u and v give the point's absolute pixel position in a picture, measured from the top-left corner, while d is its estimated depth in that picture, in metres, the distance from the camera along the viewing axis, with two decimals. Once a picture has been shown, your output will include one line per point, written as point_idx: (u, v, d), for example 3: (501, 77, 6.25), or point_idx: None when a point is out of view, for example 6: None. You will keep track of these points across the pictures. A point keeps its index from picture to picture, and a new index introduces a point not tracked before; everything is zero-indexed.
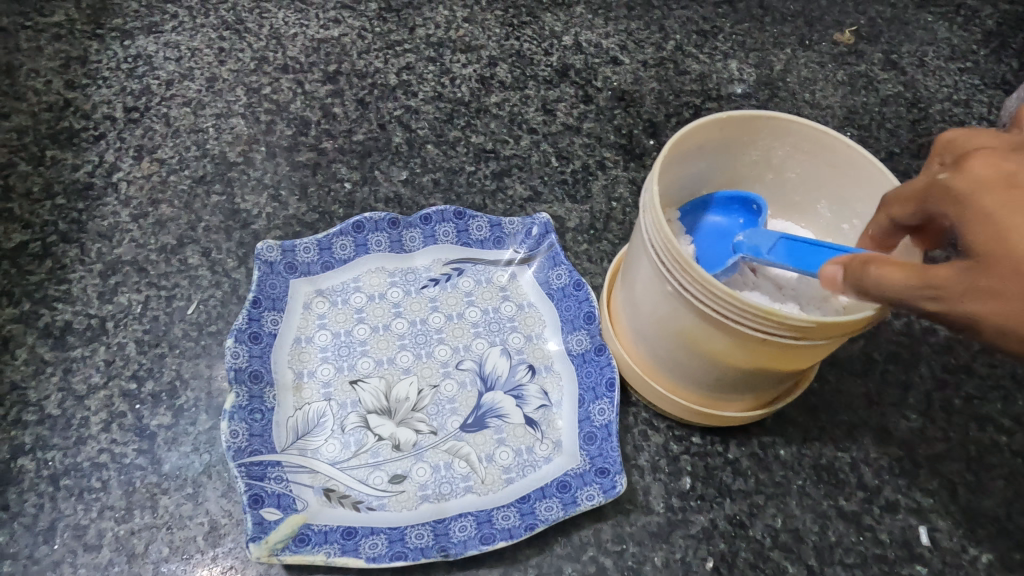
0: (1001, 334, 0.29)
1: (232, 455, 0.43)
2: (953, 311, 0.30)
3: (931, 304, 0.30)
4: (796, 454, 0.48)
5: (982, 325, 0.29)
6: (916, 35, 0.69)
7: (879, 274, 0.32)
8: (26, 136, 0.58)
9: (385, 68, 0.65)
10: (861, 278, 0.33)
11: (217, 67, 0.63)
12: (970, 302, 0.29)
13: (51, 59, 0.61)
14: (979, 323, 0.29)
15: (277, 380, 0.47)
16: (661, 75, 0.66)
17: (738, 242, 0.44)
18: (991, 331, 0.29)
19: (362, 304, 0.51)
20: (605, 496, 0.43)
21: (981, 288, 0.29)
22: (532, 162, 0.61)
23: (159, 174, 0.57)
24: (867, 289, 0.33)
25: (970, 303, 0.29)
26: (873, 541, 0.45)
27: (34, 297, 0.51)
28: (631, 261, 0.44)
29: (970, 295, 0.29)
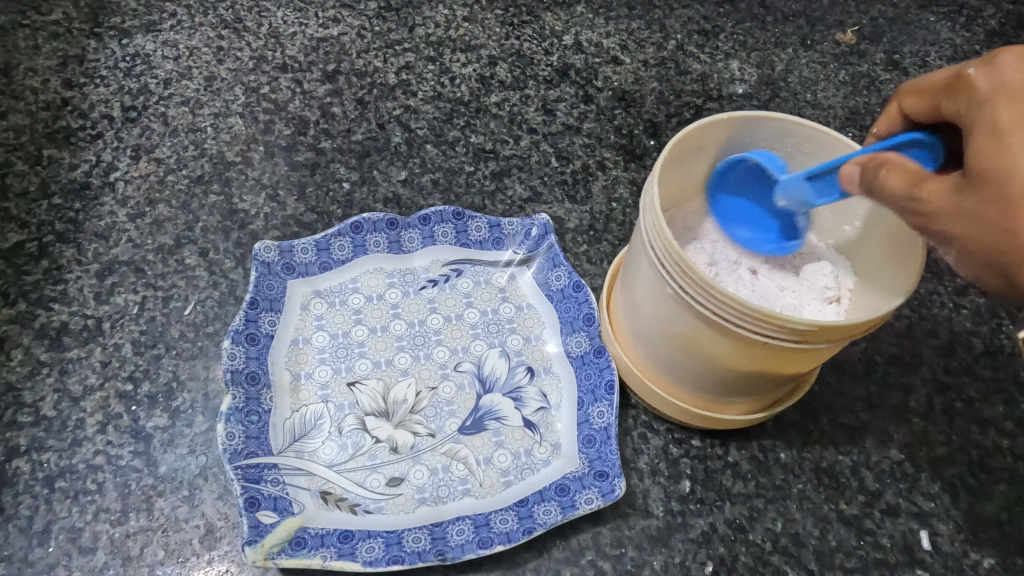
0: (971, 251, 0.31)
1: (228, 457, 0.42)
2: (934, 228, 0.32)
3: (916, 215, 0.32)
4: (796, 457, 0.47)
5: (956, 240, 0.31)
6: (918, 35, 0.69)
7: (886, 176, 0.33)
8: (23, 135, 0.57)
9: (384, 67, 0.64)
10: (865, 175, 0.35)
11: (215, 66, 0.63)
12: (951, 219, 0.31)
13: (49, 58, 0.61)
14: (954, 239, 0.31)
15: (274, 382, 0.47)
16: (662, 75, 0.66)
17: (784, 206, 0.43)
18: (963, 248, 0.31)
19: (360, 305, 0.51)
20: (604, 500, 0.43)
21: (961, 209, 0.30)
22: (532, 163, 0.60)
23: (157, 174, 0.57)
24: (870, 187, 0.34)
25: (952, 220, 0.31)
26: (873, 545, 0.45)
27: (30, 298, 0.50)
28: (631, 262, 0.44)
29: (951, 212, 0.31)
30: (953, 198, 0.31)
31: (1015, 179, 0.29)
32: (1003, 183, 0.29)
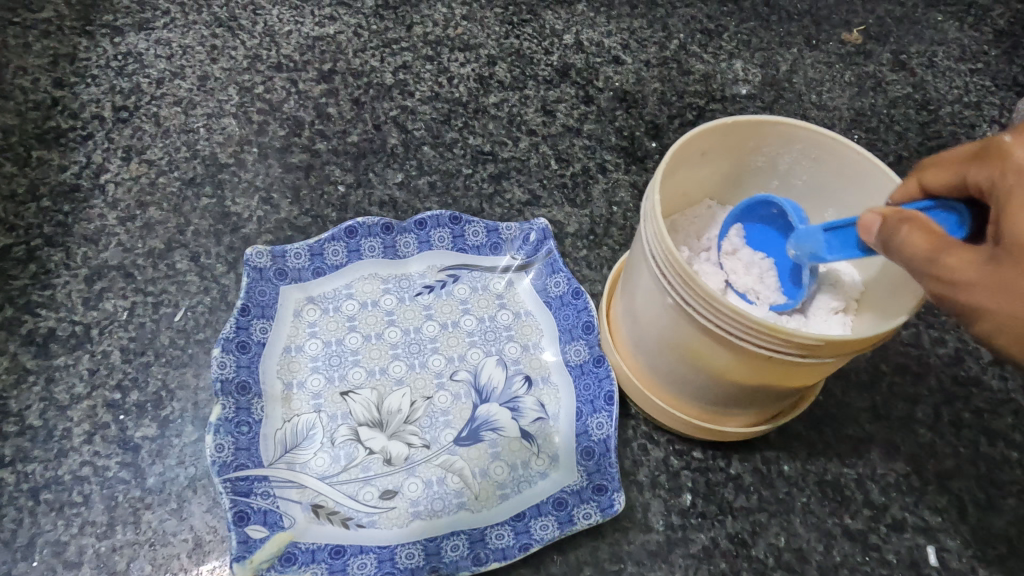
0: (1001, 329, 0.30)
1: (217, 470, 0.41)
2: (963, 300, 0.30)
3: (938, 285, 0.31)
4: (800, 470, 0.46)
5: (985, 320, 0.30)
6: (926, 34, 0.68)
7: (907, 238, 0.32)
8: (11, 136, 0.56)
9: (381, 67, 0.63)
10: (893, 223, 0.33)
11: (209, 65, 0.61)
12: (984, 292, 0.30)
13: (39, 57, 0.60)
14: (984, 313, 0.30)
15: (265, 391, 0.46)
16: (664, 75, 0.65)
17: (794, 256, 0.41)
18: (991, 325, 0.30)
19: (354, 311, 0.50)
20: (603, 515, 0.42)
21: (999, 279, 0.29)
22: (531, 165, 0.59)
23: (148, 176, 0.56)
24: (894, 247, 0.33)
25: (985, 296, 0.30)
26: (879, 561, 0.44)
27: (17, 303, 0.49)
28: (632, 272, 0.43)
29: (984, 285, 0.30)
30: (985, 268, 0.30)
31: None
32: None
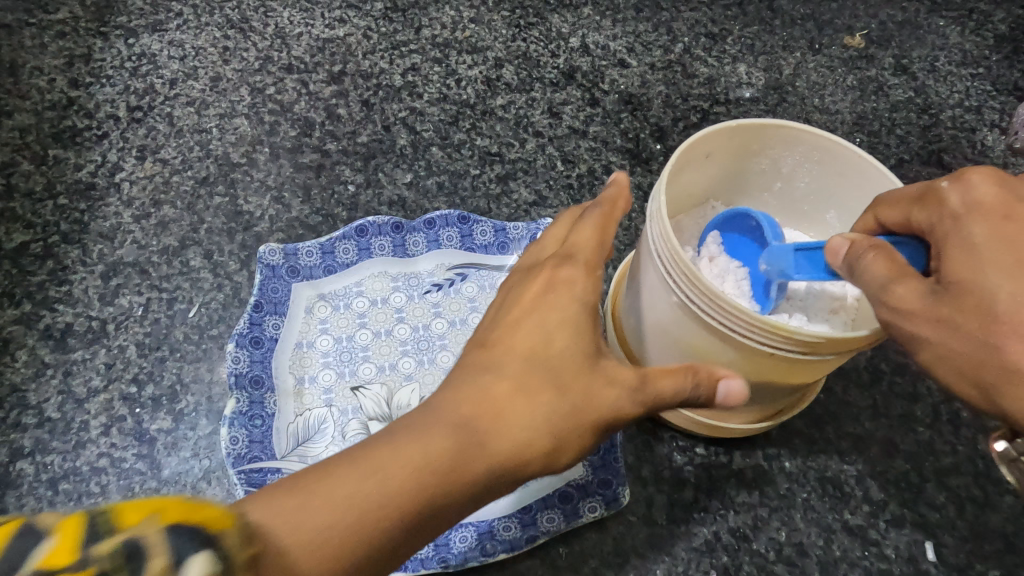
0: (938, 358, 0.32)
1: (232, 462, 0.43)
2: (910, 329, 0.32)
3: (890, 314, 0.33)
4: (801, 466, 0.47)
5: (925, 349, 0.32)
6: (927, 39, 0.68)
7: (870, 265, 0.33)
8: (28, 135, 0.57)
9: (391, 69, 0.64)
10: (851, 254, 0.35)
11: (221, 67, 0.62)
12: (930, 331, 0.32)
13: (55, 57, 0.61)
14: (924, 343, 0.32)
15: (277, 385, 0.47)
16: (669, 78, 0.66)
17: (765, 270, 0.42)
18: (932, 355, 0.32)
19: (365, 308, 0.51)
20: (608, 508, 0.43)
21: (943, 317, 0.32)
22: (538, 166, 0.60)
23: (162, 175, 0.57)
24: (855, 272, 0.34)
25: (929, 328, 0.32)
26: (877, 556, 0.45)
27: (35, 299, 0.50)
28: (637, 276, 0.44)
29: (931, 318, 0.32)
30: (931, 308, 0.32)
31: (998, 298, 0.31)
32: (984, 300, 0.31)
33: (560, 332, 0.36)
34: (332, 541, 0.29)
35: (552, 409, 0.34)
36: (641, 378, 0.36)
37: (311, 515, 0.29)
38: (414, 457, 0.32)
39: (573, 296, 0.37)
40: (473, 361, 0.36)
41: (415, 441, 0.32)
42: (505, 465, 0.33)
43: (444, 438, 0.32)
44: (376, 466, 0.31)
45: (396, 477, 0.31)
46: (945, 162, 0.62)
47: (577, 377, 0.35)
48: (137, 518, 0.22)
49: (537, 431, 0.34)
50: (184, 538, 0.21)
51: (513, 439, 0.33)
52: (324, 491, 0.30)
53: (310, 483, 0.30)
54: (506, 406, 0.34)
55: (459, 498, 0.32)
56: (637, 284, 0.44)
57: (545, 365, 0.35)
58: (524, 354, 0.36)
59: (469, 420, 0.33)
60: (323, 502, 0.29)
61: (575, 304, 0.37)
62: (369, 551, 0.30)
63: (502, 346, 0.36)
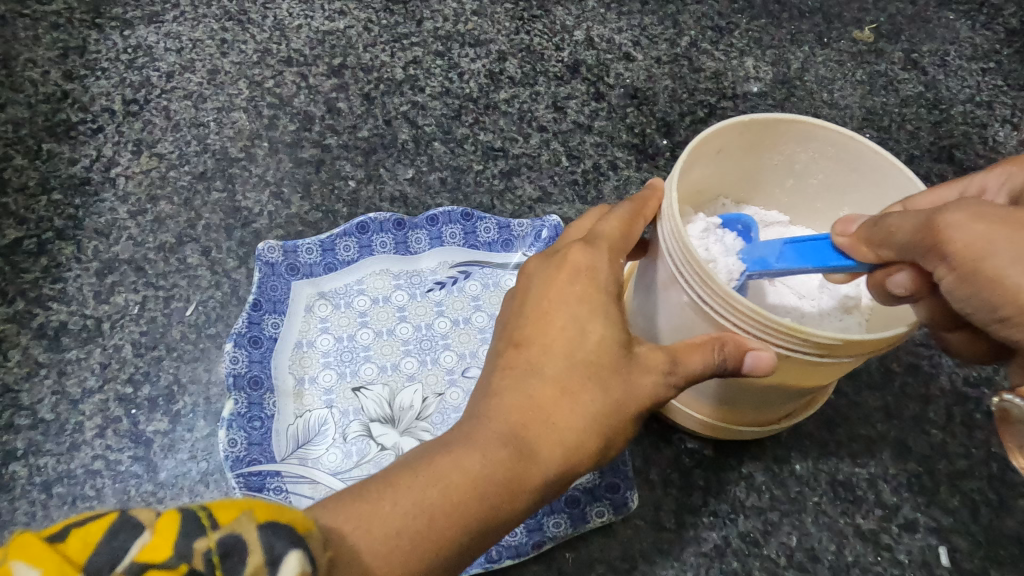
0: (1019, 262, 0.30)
1: (230, 465, 0.42)
2: (985, 232, 0.30)
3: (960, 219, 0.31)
4: (812, 469, 0.46)
5: (1004, 252, 0.30)
6: (937, 33, 0.67)
7: (900, 217, 0.33)
8: (22, 128, 0.56)
9: (392, 62, 0.63)
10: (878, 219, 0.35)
11: (219, 59, 0.61)
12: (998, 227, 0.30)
13: (49, 49, 0.60)
14: (1001, 245, 0.30)
15: (277, 386, 0.46)
16: (675, 72, 0.64)
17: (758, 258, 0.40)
18: (1011, 258, 0.30)
19: (366, 307, 0.50)
20: (616, 513, 0.42)
21: (1013, 220, 0.30)
22: (542, 162, 0.59)
23: (159, 170, 0.56)
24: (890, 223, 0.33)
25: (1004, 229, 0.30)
26: (890, 561, 0.44)
27: (29, 296, 0.49)
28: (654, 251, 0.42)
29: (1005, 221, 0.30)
30: (996, 214, 0.31)
31: None
32: None
33: (595, 326, 0.36)
34: (401, 549, 0.31)
35: (595, 405, 0.34)
36: (671, 360, 0.36)
37: (384, 521, 0.31)
38: (471, 464, 0.33)
39: (598, 288, 0.36)
40: (515, 362, 0.36)
41: (470, 449, 0.33)
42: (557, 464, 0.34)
43: (496, 446, 0.33)
44: (436, 475, 0.33)
45: (457, 486, 0.33)
46: (956, 158, 0.61)
47: (617, 372, 0.35)
48: (233, 515, 0.25)
49: (584, 429, 0.34)
50: (274, 537, 0.24)
51: (561, 440, 0.34)
52: (390, 502, 0.32)
53: (377, 494, 0.32)
54: (553, 408, 0.34)
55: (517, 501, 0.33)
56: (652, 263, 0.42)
57: (583, 363, 0.35)
58: (561, 353, 0.35)
59: (517, 425, 0.34)
60: (384, 520, 0.31)
61: (601, 294, 0.36)
62: (441, 556, 0.32)
63: (535, 343, 0.36)
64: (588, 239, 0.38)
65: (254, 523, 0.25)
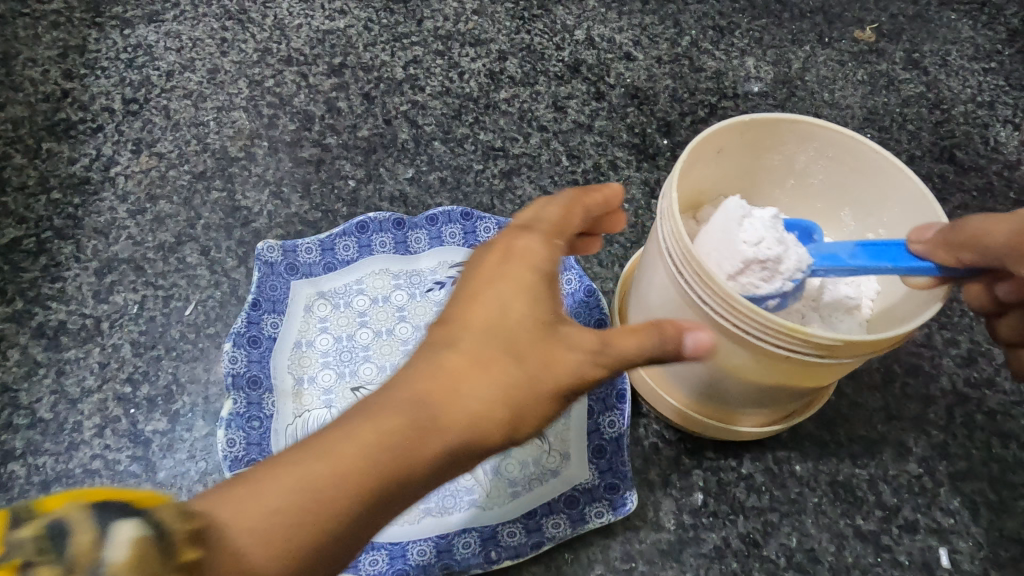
0: None
1: (229, 465, 0.42)
2: None
3: None
4: (812, 470, 0.46)
5: None
6: (939, 33, 0.67)
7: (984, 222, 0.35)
8: (21, 127, 0.56)
9: (392, 61, 0.63)
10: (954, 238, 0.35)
11: (219, 59, 0.61)
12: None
13: (49, 48, 0.59)
14: None
15: (276, 386, 0.46)
16: (676, 72, 0.64)
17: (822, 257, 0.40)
18: None
19: (366, 307, 0.50)
20: (615, 514, 0.42)
21: None
22: (542, 161, 0.59)
23: (158, 169, 0.56)
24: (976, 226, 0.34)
25: None
26: (890, 562, 0.44)
27: (28, 296, 0.49)
28: (719, 232, 0.39)
29: None
30: None
31: None
32: None
33: (516, 299, 0.31)
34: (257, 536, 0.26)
35: (509, 382, 0.30)
36: (602, 341, 0.31)
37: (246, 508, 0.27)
38: (355, 441, 0.28)
39: (531, 264, 0.33)
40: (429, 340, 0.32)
41: (362, 421, 0.28)
42: (461, 447, 0.29)
43: (385, 431, 0.28)
44: (309, 459, 0.28)
45: (341, 464, 0.28)
46: (958, 158, 0.61)
47: (540, 355, 0.31)
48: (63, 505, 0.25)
49: (493, 417, 0.30)
50: (108, 514, 0.24)
51: (463, 428, 0.29)
52: (267, 484, 0.27)
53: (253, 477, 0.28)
54: (462, 392, 0.30)
55: (411, 484, 0.28)
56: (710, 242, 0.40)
57: (500, 335, 0.31)
58: (481, 329, 0.31)
59: (418, 400, 0.29)
60: (245, 508, 0.27)
61: (535, 269, 0.32)
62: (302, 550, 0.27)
63: (455, 319, 0.32)
64: (519, 225, 0.35)
65: (86, 506, 0.24)
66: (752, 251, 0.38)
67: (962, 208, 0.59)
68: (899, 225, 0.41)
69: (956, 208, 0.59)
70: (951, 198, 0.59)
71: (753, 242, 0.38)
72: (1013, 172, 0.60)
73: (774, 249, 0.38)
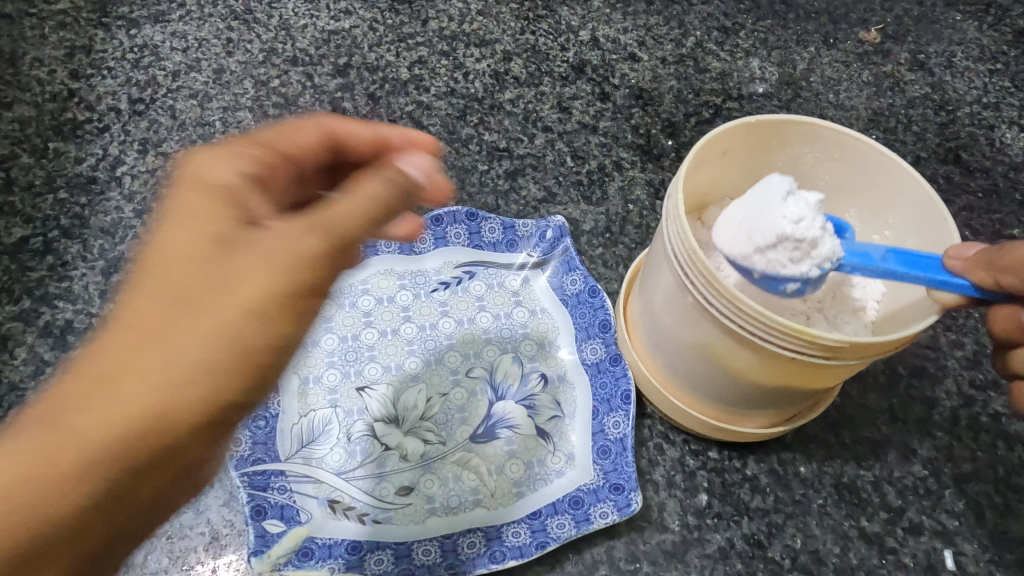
0: None
1: (235, 464, 0.42)
2: None
3: None
4: (816, 471, 0.46)
5: None
6: (944, 34, 0.67)
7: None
8: (28, 127, 0.56)
9: (397, 62, 0.63)
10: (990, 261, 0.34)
11: (225, 59, 0.61)
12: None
13: (55, 48, 0.60)
14: None
15: (282, 385, 0.46)
16: (681, 72, 0.64)
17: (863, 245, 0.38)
18: None
19: (371, 307, 0.50)
20: (620, 515, 0.42)
21: None
22: (547, 162, 0.59)
23: (165, 169, 0.56)
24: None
25: None
26: (895, 564, 0.44)
27: (34, 294, 0.49)
28: (762, 204, 0.37)
29: None
30: None
31: None
32: None
33: (188, 229, 0.29)
34: None
35: (204, 317, 0.27)
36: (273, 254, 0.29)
37: None
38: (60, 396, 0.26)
39: (190, 180, 0.30)
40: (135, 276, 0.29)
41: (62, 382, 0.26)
42: (193, 378, 0.27)
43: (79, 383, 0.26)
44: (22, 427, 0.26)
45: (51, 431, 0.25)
46: (963, 160, 0.61)
47: (202, 269, 0.28)
48: None
49: (179, 351, 0.27)
50: None
51: (167, 362, 0.26)
52: None
53: None
54: (139, 327, 0.27)
55: (136, 423, 0.26)
56: (751, 211, 0.38)
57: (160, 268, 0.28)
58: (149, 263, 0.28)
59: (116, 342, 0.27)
60: None
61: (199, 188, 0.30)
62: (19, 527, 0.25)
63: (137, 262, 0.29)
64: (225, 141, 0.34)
65: None
66: (791, 230, 0.36)
67: (968, 209, 0.59)
68: (905, 226, 0.41)
69: (962, 210, 0.59)
70: (956, 199, 0.59)
71: (796, 220, 0.36)
72: (1019, 173, 0.60)
73: (813, 233, 0.36)
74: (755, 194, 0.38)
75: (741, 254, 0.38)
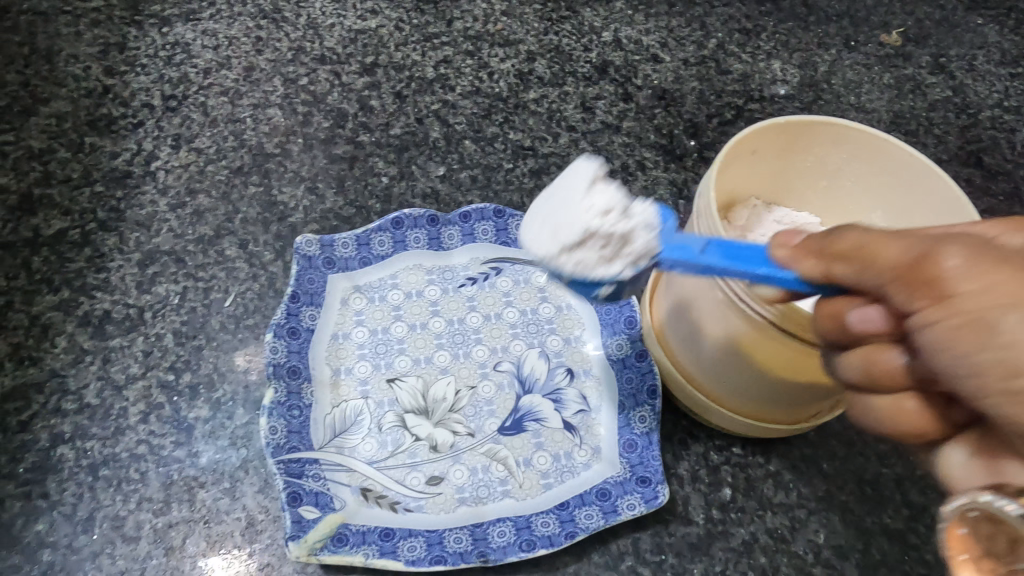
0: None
1: (271, 452, 0.43)
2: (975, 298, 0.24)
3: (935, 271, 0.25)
4: (839, 468, 0.47)
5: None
6: (966, 37, 0.67)
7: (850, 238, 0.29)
8: (65, 122, 0.57)
9: (423, 61, 0.64)
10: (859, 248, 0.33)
11: (255, 57, 0.62)
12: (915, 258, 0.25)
13: (90, 45, 0.61)
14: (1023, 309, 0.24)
15: (315, 376, 0.47)
16: (702, 73, 0.65)
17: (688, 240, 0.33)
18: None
19: (400, 301, 0.51)
20: (647, 507, 0.42)
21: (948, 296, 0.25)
22: (571, 161, 0.60)
23: (197, 164, 0.57)
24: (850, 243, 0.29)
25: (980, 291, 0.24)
26: (917, 560, 0.44)
27: (74, 285, 0.51)
28: (569, 199, 0.34)
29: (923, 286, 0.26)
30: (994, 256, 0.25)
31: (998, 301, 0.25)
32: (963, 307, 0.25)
33: None
34: None
35: None
36: None
37: None
38: None
39: None
40: None
41: None
42: None
43: None
44: None
45: None
46: (985, 163, 0.61)
47: None
48: None
49: None
50: None
51: None
52: None
53: None
54: None
55: None
56: (560, 206, 0.35)
57: None
58: None
59: None
60: None
61: None
62: None
63: None
64: None
65: None
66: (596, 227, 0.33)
67: (989, 212, 0.59)
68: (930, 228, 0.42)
69: (984, 213, 0.59)
70: (978, 202, 0.59)
71: (603, 213, 0.33)
72: None
73: (621, 226, 0.33)
74: (561, 188, 0.35)
75: (548, 254, 0.34)
